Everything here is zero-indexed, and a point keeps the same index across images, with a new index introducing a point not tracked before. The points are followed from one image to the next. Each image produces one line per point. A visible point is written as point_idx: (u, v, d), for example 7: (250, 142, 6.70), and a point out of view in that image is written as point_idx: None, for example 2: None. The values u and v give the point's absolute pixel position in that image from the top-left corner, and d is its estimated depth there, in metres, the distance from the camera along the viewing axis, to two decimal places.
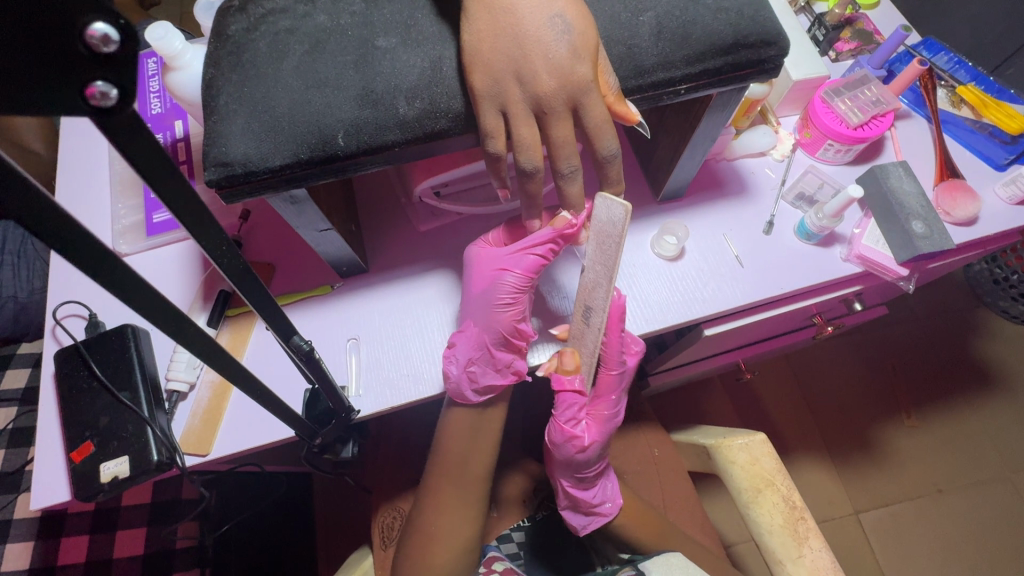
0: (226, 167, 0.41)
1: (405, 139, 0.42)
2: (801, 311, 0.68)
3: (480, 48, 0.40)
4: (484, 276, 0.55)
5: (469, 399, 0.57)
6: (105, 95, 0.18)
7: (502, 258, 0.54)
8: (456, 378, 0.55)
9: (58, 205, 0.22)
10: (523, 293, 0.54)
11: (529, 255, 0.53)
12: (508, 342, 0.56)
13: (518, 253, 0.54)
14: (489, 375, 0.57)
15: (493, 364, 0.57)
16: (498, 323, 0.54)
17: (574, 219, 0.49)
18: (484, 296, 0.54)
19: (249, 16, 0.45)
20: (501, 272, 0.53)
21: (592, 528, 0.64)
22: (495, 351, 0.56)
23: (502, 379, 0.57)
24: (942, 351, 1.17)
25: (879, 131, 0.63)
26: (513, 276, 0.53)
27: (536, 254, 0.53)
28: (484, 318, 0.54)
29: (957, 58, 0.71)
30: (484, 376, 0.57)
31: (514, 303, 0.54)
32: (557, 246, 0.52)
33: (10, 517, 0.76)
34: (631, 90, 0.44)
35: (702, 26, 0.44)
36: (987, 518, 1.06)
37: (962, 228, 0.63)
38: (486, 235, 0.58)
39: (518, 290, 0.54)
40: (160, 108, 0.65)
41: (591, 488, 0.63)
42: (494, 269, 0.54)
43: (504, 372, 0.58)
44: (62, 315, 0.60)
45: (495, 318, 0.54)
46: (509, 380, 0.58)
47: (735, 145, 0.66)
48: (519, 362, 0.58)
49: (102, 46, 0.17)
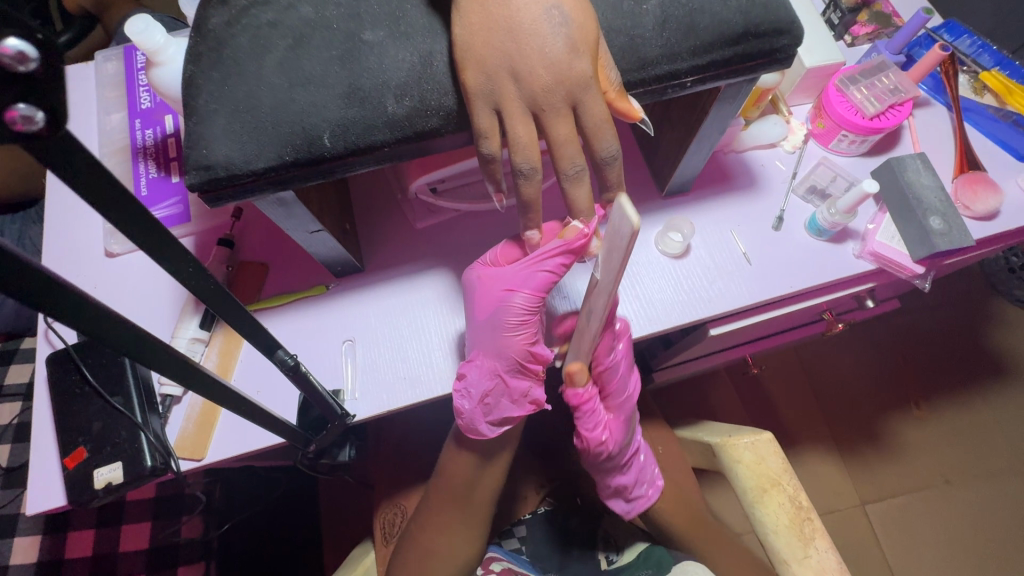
0: (208, 170, 0.39)
1: (395, 138, 0.40)
2: (811, 308, 0.66)
3: (472, 42, 0.38)
4: (490, 298, 0.50)
5: (485, 433, 0.54)
6: (30, 119, 0.16)
7: (508, 277, 0.49)
8: (470, 412, 0.53)
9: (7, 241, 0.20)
10: (533, 315, 0.50)
11: (538, 272, 0.48)
12: (523, 368, 0.52)
13: (525, 270, 0.49)
14: (504, 406, 0.53)
15: (509, 394, 0.53)
16: (511, 350, 0.51)
17: (586, 229, 0.45)
18: (492, 321, 0.50)
19: (230, 9, 0.43)
20: (508, 292, 0.49)
21: (638, 511, 0.64)
22: (509, 381, 0.52)
23: (521, 410, 0.54)
24: (954, 340, 1.14)
25: (896, 121, 0.60)
26: (522, 297, 0.48)
27: (546, 270, 0.48)
28: (494, 346, 0.51)
29: (980, 41, 0.67)
30: (502, 407, 0.53)
31: (525, 326, 0.51)
32: (568, 260, 0.47)
33: (16, 512, 0.77)
34: (633, 84, 0.42)
35: (709, 14, 0.41)
36: (996, 510, 1.04)
37: (981, 222, 0.60)
38: (484, 254, 0.54)
39: (528, 311, 0.50)
40: (149, 103, 0.64)
41: (630, 473, 0.63)
42: (501, 290, 0.50)
43: (520, 403, 0.54)
44: (54, 317, 0.59)
45: (507, 345, 0.51)
46: (527, 410, 0.54)
47: (744, 136, 0.63)
48: (536, 390, 0.54)
49: (19, 64, 0.15)
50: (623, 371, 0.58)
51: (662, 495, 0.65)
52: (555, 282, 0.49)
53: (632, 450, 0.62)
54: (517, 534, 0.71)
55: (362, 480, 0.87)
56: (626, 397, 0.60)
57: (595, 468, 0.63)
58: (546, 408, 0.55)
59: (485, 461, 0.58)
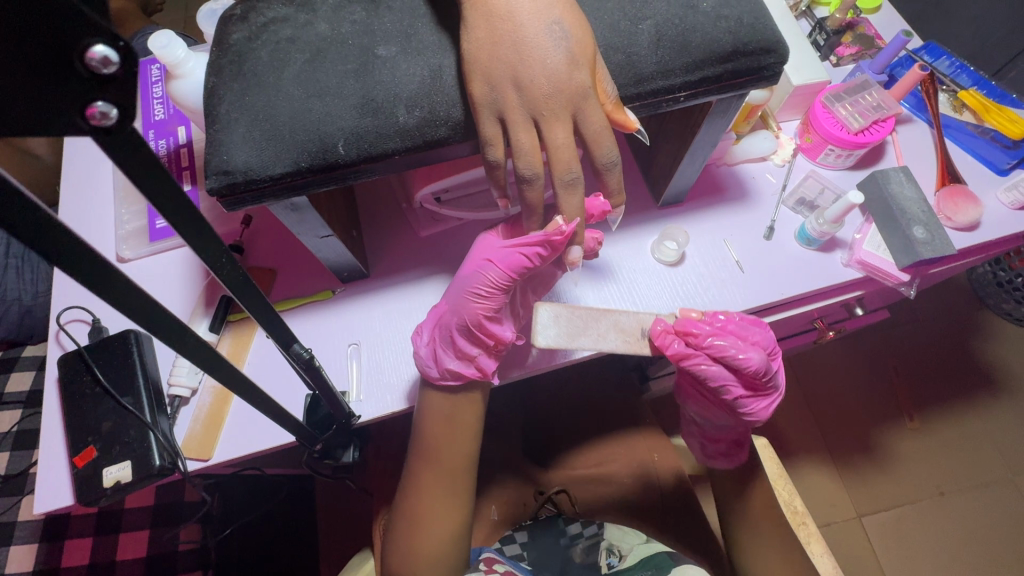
0: (227, 175, 0.41)
1: (405, 147, 0.42)
2: (802, 316, 0.68)
3: (479, 56, 0.41)
4: (471, 263, 0.53)
5: (432, 382, 0.55)
6: (106, 115, 0.18)
7: (492, 249, 0.52)
8: (420, 356, 0.55)
9: (72, 233, 0.22)
10: (501, 290, 0.52)
11: (516, 252, 0.50)
12: (476, 330, 0.53)
13: (507, 247, 0.51)
14: (449, 358, 0.54)
15: (457, 350, 0.54)
16: (469, 312, 0.52)
17: (565, 226, 0.46)
18: (463, 280, 0.53)
19: (250, 25, 0.46)
20: (486, 261, 0.52)
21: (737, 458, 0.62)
22: (458, 340, 0.53)
23: (463, 369, 0.54)
24: (945, 352, 1.17)
25: (880, 136, 0.63)
26: (495, 268, 0.51)
27: (523, 253, 0.50)
28: (455, 301, 0.53)
29: (959, 63, 0.70)
30: (448, 362, 0.54)
31: (489, 297, 0.52)
32: (546, 252, 0.49)
33: (14, 519, 0.77)
34: (629, 97, 0.44)
35: (700, 33, 0.44)
36: (990, 520, 1.05)
37: (964, 233, 0.63)
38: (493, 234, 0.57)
39: (497, 286, 0.52)
40: (163, 114, 0.66)
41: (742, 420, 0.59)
42: (481, 257, 0.52)
43: (467, 361, 0.54)
44: (66, 320, 0.61)
45: (466, 302, 0.52)
46: (472, 373, 0.55)
47: (736, 150, 0.66)
48: (482, 358, 0.54)
49: (102, 68, 0.17)
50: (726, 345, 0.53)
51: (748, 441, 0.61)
52: (530, 268, 0.51)
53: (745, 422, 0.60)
54: (517, 540, 0.66)
55: (361, 486, 0.88)
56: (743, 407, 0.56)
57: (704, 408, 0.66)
58: (491, 380, 0.55)
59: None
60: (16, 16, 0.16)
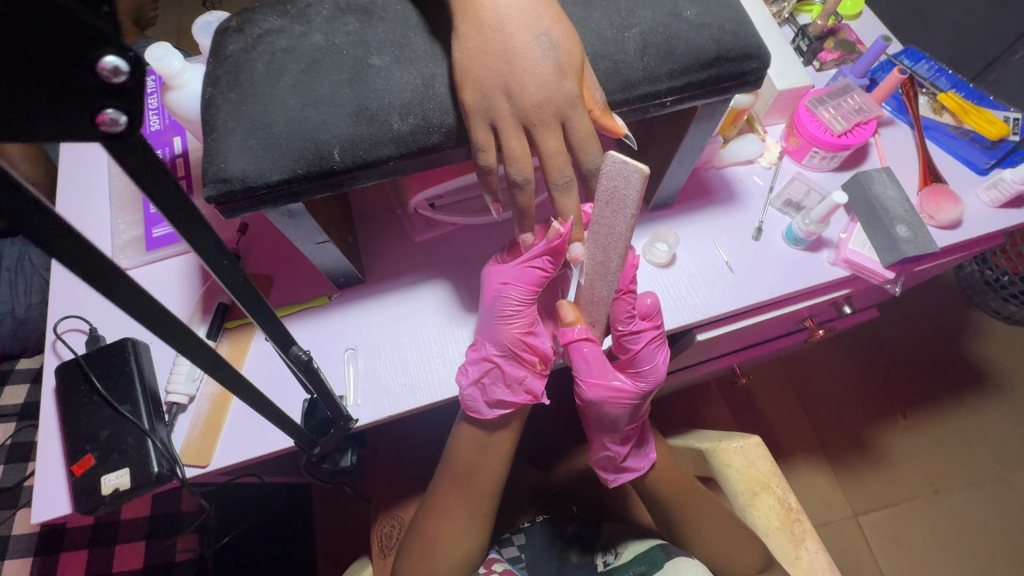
0: (225, 182, 0.42)
1: (400, 153, 0.43)
2: (794, 315, 0.69)
3: (469, 65, 0.42)
4: (491, 290, 0.56)
5: (483, 414, 0.58)
6: (115, 122, 0.19)
7: (506, 273, 0.55)
8: (469, 392, 0.57)
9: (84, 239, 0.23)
10: (527, 305, 0.56)
11: (530, 269, 0.55)
12: (517, 357, 0.57)
13: (520, 267, 0.55)
14: (499, 389, 0.57)
15: (504, 379, 0.57)
16: (505, 335, 0.56)
17: (562, 229, 0.48)
18: (489, 310, 0.56)
19: (246, 37, 0.47)
20: (504, 286, 0.55)
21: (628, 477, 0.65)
22: (505, 370, 0.57)
23: (514, 396, 0.58)
24: (936, 351, 1.18)
25: (863, 138, 0.65)
26: (516, 289, 0.54)
27: (537, 267, 0.55)
28: (491, 332, 0.56)
29: (937, 67, 0.73)
30: (497, 393, 0.57)
31: (519, 317, 0.56)
32: (553, 259, 0.54)
33: (8, 533, 0.75)
34: (617, 103, 0.46)
35: (685, 41, 0.46)
36: (985, 517, 1.06)
37: (947, 231, 0.65)
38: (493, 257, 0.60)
39: (522, 303, 0.55)
40: (159, 125, 0.67)
41: (627, 445, 0.64)
42: (498, 284, 0.55)
43: (516, 390, 0.58)
44: (63, 329, 0.61)
45: (501, 330, 0.56)
46: (523, 399, 0.59)
47: (724, 153, 0.67)
48: (531, 380, 0.58)
49: (113, 77, 0.18)
50: (648, 340, 0.59)
51: (651, 470, 0.66)
52: (545, 277, 0.55)
53: (637, 422, 0.62)
54: (515, 542, 0.69)
55: (358, 493, 0.88)
56: (653, 371, 0.60)
57: (596, 425, 0.64)
58: (543, 401, 0.59)
59: (486, 449, 0.61)
60: (35, 23, 0.17)
